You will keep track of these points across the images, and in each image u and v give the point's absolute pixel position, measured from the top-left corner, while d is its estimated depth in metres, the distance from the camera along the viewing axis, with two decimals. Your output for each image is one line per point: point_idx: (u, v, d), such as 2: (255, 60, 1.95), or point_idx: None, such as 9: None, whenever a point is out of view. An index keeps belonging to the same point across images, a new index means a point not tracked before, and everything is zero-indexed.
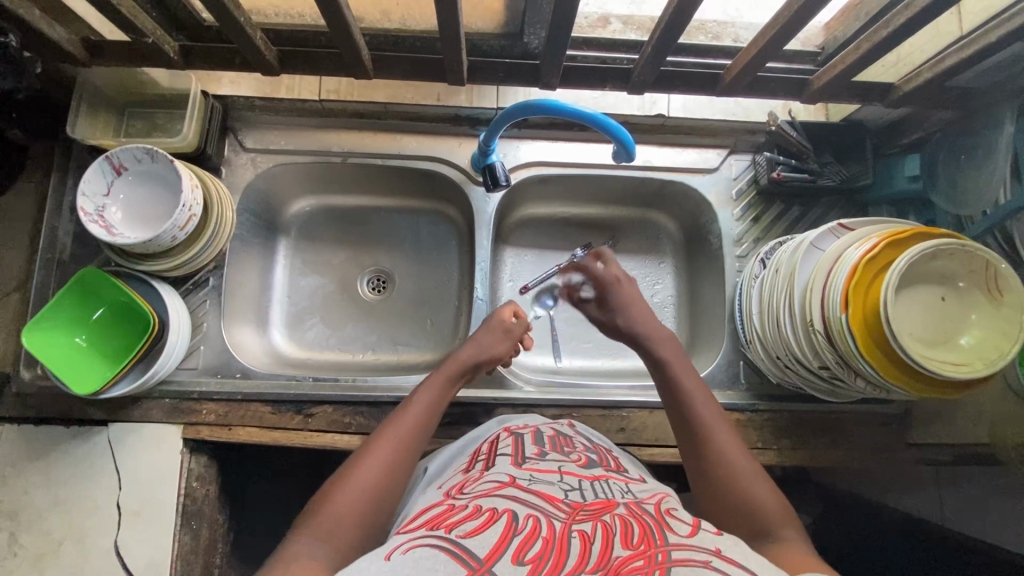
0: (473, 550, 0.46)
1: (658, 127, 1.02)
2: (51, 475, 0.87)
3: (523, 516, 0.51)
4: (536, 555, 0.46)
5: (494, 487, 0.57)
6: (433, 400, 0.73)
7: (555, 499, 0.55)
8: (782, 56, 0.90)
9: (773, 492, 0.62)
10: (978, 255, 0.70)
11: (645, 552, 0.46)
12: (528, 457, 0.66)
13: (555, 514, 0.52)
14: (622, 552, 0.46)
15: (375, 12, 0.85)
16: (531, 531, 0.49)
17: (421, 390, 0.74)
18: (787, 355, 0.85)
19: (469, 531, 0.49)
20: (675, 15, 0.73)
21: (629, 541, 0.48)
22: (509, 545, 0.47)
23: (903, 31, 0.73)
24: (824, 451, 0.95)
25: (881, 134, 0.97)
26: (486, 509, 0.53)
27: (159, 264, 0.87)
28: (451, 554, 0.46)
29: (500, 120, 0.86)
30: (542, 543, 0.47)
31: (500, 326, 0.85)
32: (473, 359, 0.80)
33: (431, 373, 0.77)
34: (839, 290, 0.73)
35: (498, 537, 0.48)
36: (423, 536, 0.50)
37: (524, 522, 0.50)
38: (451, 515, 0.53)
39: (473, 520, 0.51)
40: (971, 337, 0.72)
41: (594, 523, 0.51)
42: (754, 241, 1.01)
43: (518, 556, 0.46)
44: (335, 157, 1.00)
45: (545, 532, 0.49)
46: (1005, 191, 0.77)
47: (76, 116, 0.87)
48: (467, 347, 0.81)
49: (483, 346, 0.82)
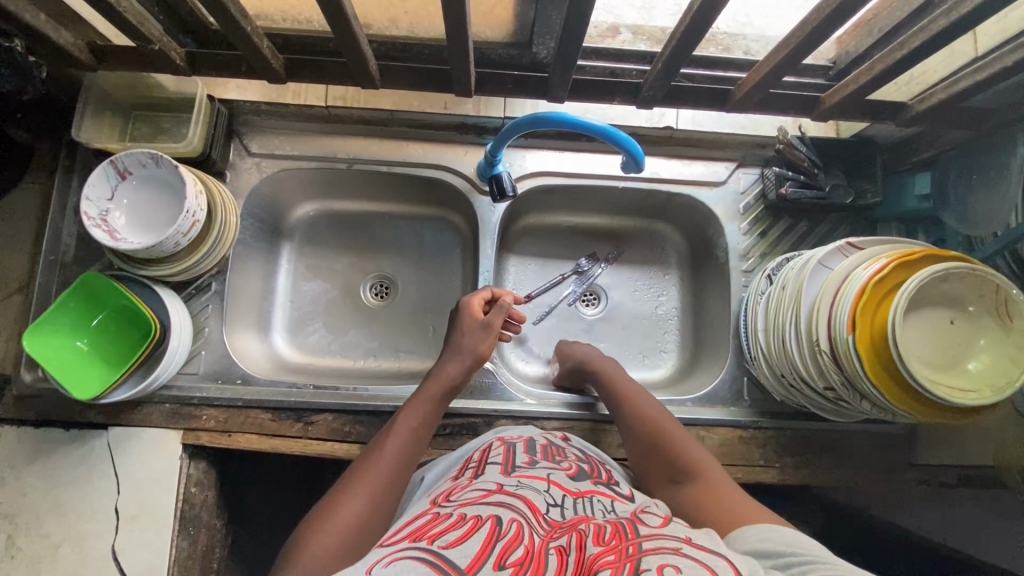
0: (454, 560, 0.47)
1: (667, 139, 1.01)
2: (49, 479, 0.86)
3: (506, 520, 0.52)
4: (518, 561, 0.47)
5: (480, 495, 0.57)
6: (419, 421, 0.71)
7: (537, 508, 0.56)
8: (796, 70, 0.89)
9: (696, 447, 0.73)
10: (989, 279, 0.69)
11: (616, 546, 0.49)
12: (518, 465, 0.66)
13: (536, 526, 0.52)
14: (594, 549, 0.49)
15: (384, 20, 0.84)
16: (513, 536, 0.50)
17: (406, 410, 0.72)
18: (792, 374, 0.85)
19: (451, 542, 0.49)
20: (687, 34, 0.72)
21: (600, 538, 0.50)
22: (491, 553, 0.48)
23: (920, 53, 0.72)
24: (827, 470, 0.94)
25: (891, 151, 0.97)
26: (470, 518, 0.53)
27: (158, 270, 0.86)
28: (434, 565, 0.46)
29: (508, 131, 0.85)
30: (524, 551, 0.48)
31: (474, 323, 0.81)
32: (458, 373, 0.77)
33: (415, 393, 0.75)
34: (845, 312, 0.72)
35: (480, 544, 0.48)
36: (406, 548, 0.49)
37: (507, 527, 0.51)
38: (435, 526, 0.53)
39: (456, 529, 0.51)
40: (979, 363, 0.71)
41: (570, 535, 0.51)
42: (760, 256, 1.00)
43: (501, 560, 0.47)
44: (341, 163, 1.00)
45: (526, 540, 0.50)
46: (1017, 214, 0.76)
47: (82, 117, 0.87)
48: (448, 365, 0.78)
49: (463, 352, 0.79)
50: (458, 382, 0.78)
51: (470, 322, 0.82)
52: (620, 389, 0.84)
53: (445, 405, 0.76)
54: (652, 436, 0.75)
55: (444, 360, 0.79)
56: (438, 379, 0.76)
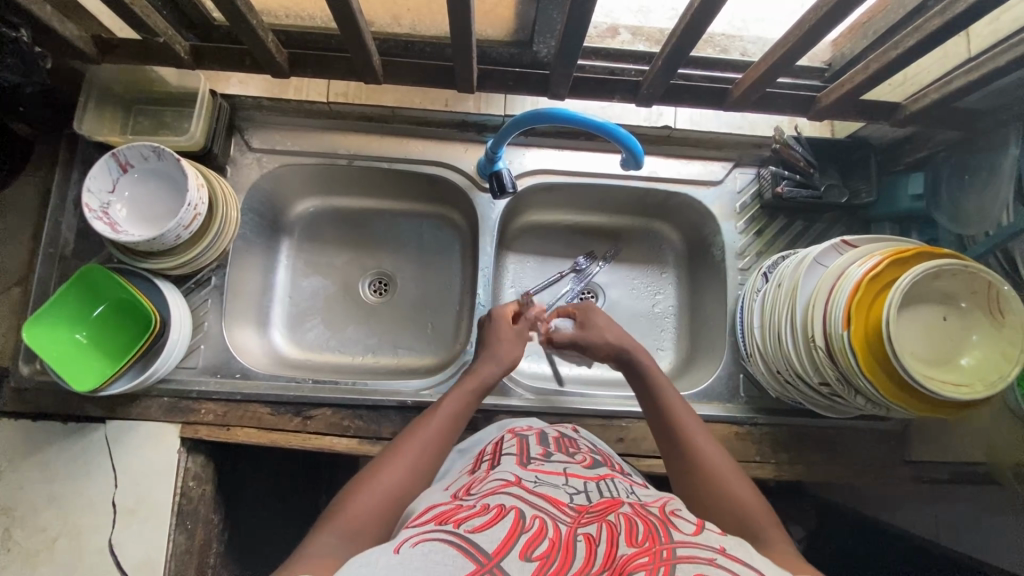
0: (480, 546, 0.47)
1: (664, 139, 1.03)
2: (46, 472, 0.86)
3: (530, 515, 0.51)
4: (543, 553, 0.47)
5: (501, 487, 0.57)
6: (456, 411, 0.74)
7: (560, 502, 0.55)
8: (792, 71, 0.91)
9: (755, 494, 0.65)
10: (980, 275, 0.71)
11: (649, 548, 0.46)
12: (533, 458, 0.66)
13: (560, 517, 0.52)
14: (626, 550, 0.46)
15: (386, 17, 0.84)
16: (538, 530, 0.49)
17: (445, 400, 0.75)
18: (788, 371, 0.86)
19: (476, 527, 0.49)
20: (686, 33, 0.73)
21: (633, 538, 0.48)
22: (516, 543, 0.47)
23: (913, 53, 0.73)
24: (822, 466, 0.95)
25: (885, 152, 0.98)
26: (494, 507, 0.52)
27: (160, 263, 0.86)
28: (459, 548, 0.46)
29: (509, 128, 0.86)
30: (549, 544, 0.48)
31: (512, 330, 0.86)
32: (495, 373, 0.80)
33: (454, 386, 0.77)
34: (841, 309, 0.73)
35: (505, 533, 0.48)
36: (432, 530, 0.50)
37: (531, 521, 0.50)
38: (459, 512, 0.53)
39: (480, 516, 0.51)
40: (972, 359, 0.72)
41: (598, 525, 0.51)
42: (757, 255, 1.01)
43: (526, 553, 0.46)
44: (342, 159, 1.01)
45: (551, 533, 0.49)
46: (1008, 212, 0.78)
47: (84, 110, 0.87)
48: (485, 364, 0.81)
49: (500, 354, 0.82)
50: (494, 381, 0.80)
51: (506, 329, 0.85)
52: (671, 412, 0.75)
53: (479, 401, 0.78)
54: (706, 477, 0.67)
55: (481, 360, 0.81)
56: (476, 376, 0.79)
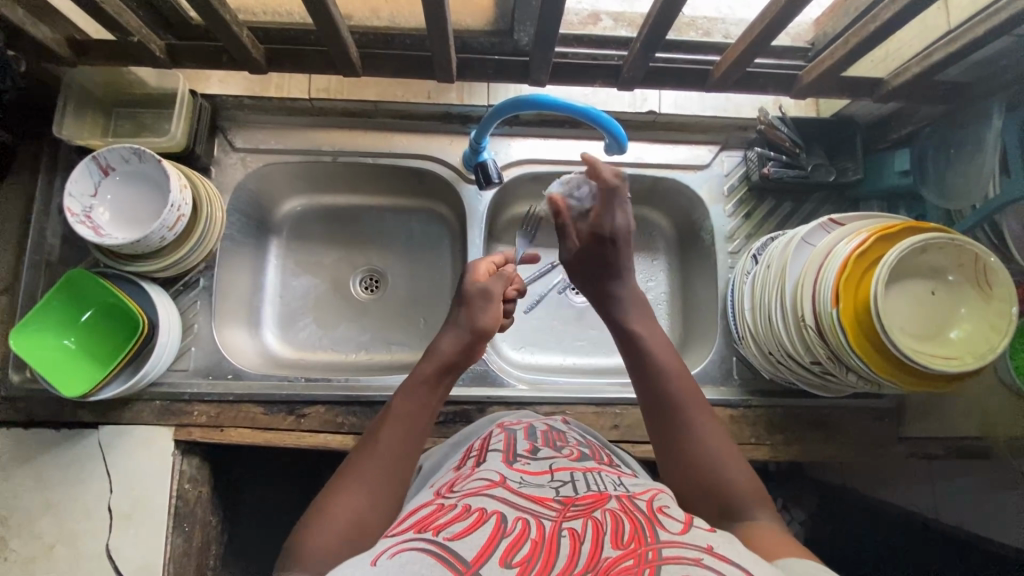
0: (460, 553, 0.46)
1: (649, 124, 1.02)
2: (41, 479, 0.86)
3: (512, 519, 0.51)
4: (525, 557, 0.46)
5: (483, 487, 0.57)
6: (415, 406, 0.70)
7: (545, 499, 0.55)
8: (773, 51, 0.89)
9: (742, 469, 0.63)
10: (968, 248, 0.70)
11: (635, 550, 0.46)
12: (520, 455, 0.65)
13: (544, 514, 0.52)
14: (611, 551, 0.46)
15: (364, 10, 0.85)
16: (520, 534, 0.49)
17: (400, 396, 0.71)
18: (779, 351, 0.86)
19: (456, 533, 0.49)
20: (661, 14, 0.73)
21: (619, 539, 0.48)
22: (497, 549, 0.47)
23: (890, 26, 0.73)
24: (817, 446, 0.95)
25: (871, 129, 0.98)
26: (475, 510, 0.52)
27: (146, 266, 0.86)
28: (439, 556, 0.46)
29: (490, 117, 0.85)
30: (531, 546, 0.47)
31: (477, 291, 0.80)
32: (455, 349, 0.75)
33: (410, 375, 0.73)
34: (829, 286, 0.73)
35: (485, 538, 0.48)
36: (411, 538, 0.49)
37: (513, 525, 0.50)
38: (439, 517, 0.52)
39: (461, 521, 0.51)
40: (961, 331, 0.72)
41: (584, 521, 0.51)
42: (746, 237, 1.01)
43: (507, 558, 0.46)
44: (326, 156, 1.00)
45: (533, 534, 0.49)
46: (994, 185, 0.77)
47: (62, 114, 0.86)
48: (444, 340, 0.76)
49: (461, 327, 0.77)
50: (457, 359, 0.75)
51: (472, 288, 0.80)
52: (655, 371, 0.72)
53: (444, 384, 0.74)
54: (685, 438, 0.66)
55: (441, 335, 0.77)
56: (435, 357, 0.74)
